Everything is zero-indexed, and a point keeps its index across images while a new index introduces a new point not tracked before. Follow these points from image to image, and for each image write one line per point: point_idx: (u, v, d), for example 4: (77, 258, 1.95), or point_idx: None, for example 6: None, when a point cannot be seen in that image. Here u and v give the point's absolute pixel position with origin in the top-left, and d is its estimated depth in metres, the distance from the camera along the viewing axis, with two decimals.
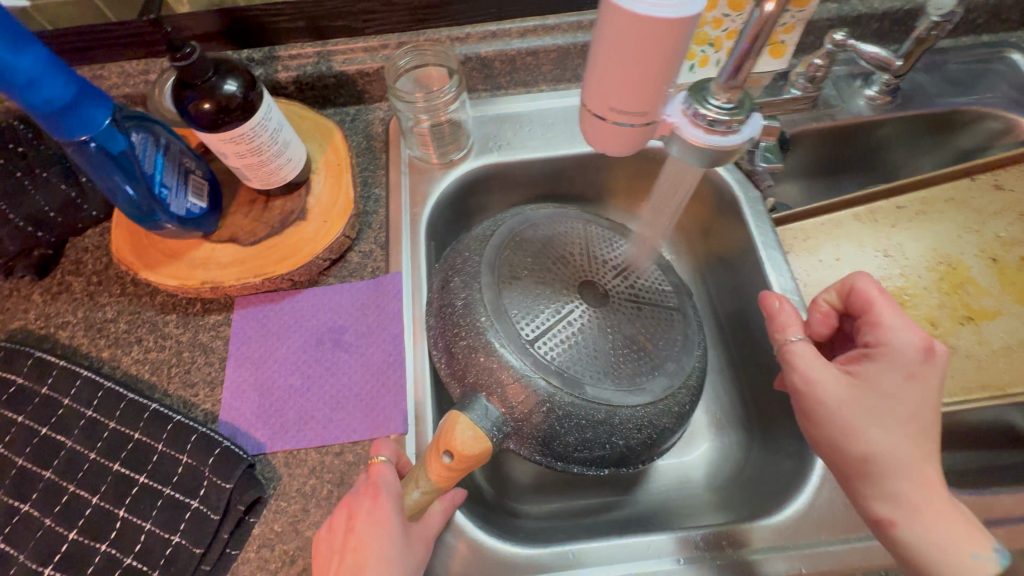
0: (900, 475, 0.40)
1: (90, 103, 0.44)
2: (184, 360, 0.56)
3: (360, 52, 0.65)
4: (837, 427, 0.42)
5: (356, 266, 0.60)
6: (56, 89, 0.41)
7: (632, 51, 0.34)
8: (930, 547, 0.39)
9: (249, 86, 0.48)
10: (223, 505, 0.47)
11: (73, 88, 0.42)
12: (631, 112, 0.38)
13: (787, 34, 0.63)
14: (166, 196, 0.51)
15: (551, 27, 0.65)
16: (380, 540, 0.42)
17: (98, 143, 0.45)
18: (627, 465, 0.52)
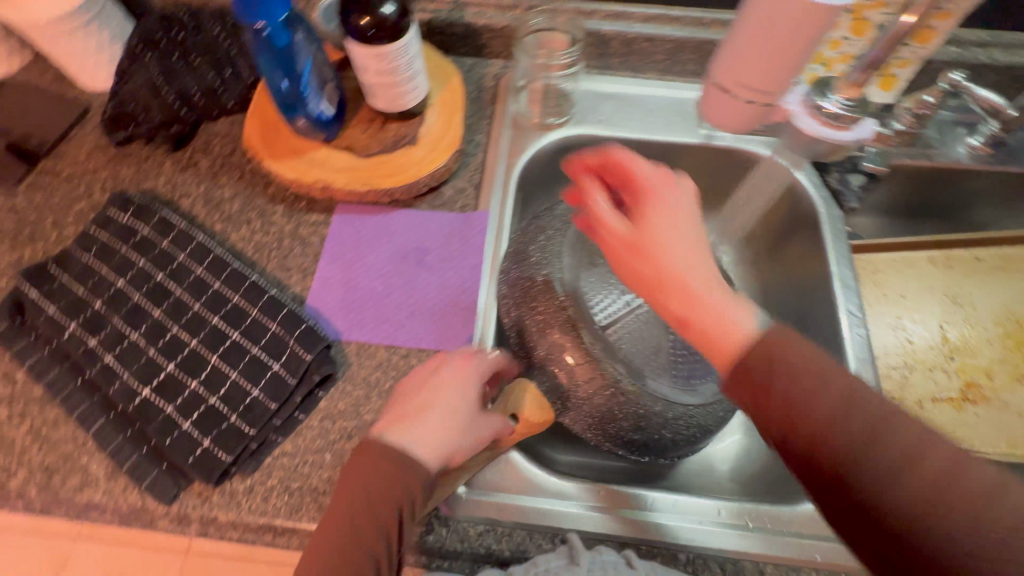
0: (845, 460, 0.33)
1: None
2: (284, 246, 0.62)
3: (492, 9, 0.70)
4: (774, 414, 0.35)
5: (448, 199, 0.65)
6: None
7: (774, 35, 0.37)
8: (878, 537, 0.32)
9: (403, 13, 0.53)
10: (300, 373, 0.53)
11: None
12: (757, 93, 0.42)
13: (901, 69, 0.64)
14: (308, 96, 0.58)
15: (674, 18, 0.68)
16: (458, 398, 0.44)
17: (269, 32, 0.51)
18: (665, 456, 0.55)
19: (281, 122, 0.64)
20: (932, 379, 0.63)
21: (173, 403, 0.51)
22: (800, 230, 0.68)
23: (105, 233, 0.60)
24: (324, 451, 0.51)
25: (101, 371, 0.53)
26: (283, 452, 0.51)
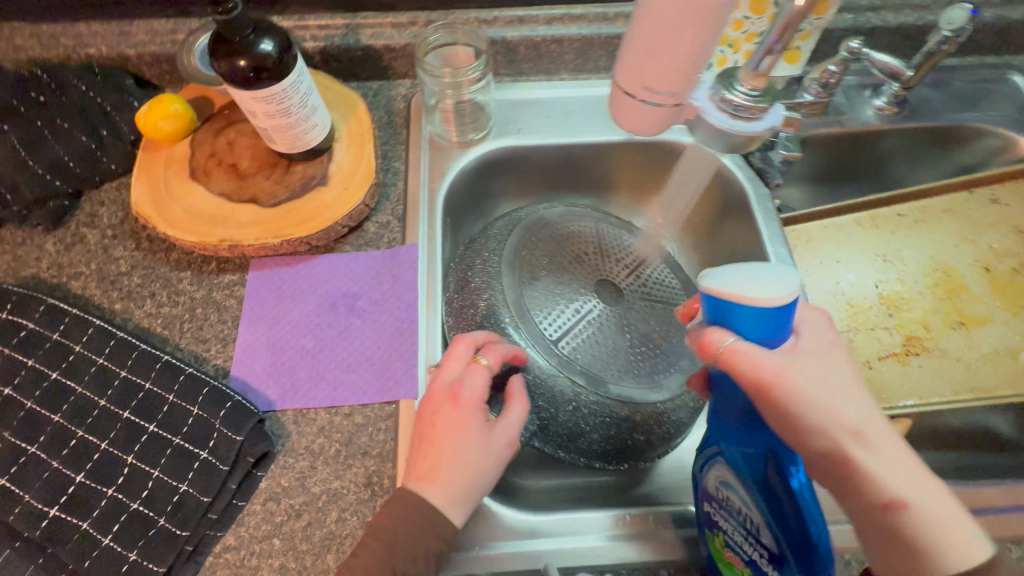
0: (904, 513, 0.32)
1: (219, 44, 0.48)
2: (197, 316, 0.57)
3: (389, 28, 0.66)
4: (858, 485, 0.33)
5: (372, 236, 0.61)
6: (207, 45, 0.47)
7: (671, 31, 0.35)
8: (936, 529, 0.32)
9: (284, 48, 0.49)
10: (232, 456, 0.48)
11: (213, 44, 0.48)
12: (665, 91, 0.39)
13: (804, 42, 0.65)
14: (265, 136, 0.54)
15: (577, 17, 0.67)
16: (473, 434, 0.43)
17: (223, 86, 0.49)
18: (645, 459, 0.53)
19: (174, 180, 0.58)
20: (875, 339, 0.65)
21: (89, 518, 0.46)
22: (733, 212, 0.68)
23: None
24: (272, 537, 0.47)
25: None
26: (227, 546, 0.46)
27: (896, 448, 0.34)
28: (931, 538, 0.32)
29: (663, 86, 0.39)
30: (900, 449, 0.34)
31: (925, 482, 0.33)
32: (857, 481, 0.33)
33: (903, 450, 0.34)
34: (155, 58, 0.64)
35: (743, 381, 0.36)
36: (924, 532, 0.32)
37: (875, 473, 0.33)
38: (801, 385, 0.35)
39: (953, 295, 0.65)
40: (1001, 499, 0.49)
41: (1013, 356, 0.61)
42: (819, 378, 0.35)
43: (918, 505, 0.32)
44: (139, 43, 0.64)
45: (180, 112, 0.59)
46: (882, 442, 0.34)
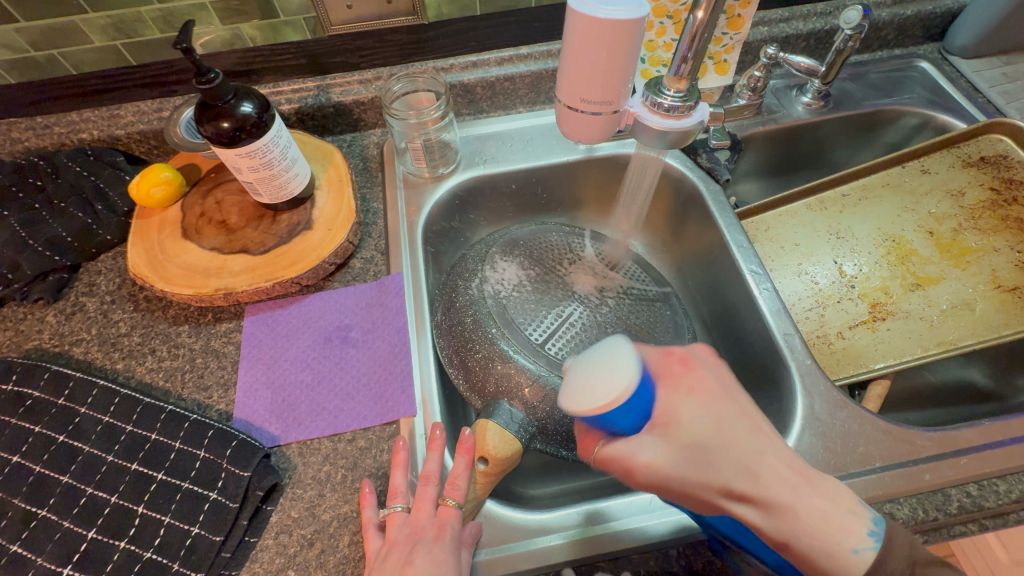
0: (789, 539, 0.36)
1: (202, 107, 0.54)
2: (197, 366, 0.59)
3: (356, 84, 0.72)
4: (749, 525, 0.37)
5: (359, 271, 0.65)
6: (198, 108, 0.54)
7: (596, 52, 0.41)
8: (820, 552, 0.35)
9: (263, 108, 0.54)
10: (241, 493, 0.49)
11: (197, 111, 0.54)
12: (602, 101, 0.45)
13: (728, 54, 0.72)
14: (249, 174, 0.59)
15: (524, 56, 0.74)
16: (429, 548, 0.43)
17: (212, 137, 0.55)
18: None
19: (167, 241, 0.62)
20: (843, 310, 0.69)
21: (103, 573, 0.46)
22: (692, 210, 0.73)
23: None
24: (287, 569, 0.47)
25: (7, 564, 0.46)
26: None
27: (784, 489, 0.36)
28: (820, 565, 0.35)
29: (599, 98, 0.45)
30: (790, 482, 0.36)
31: (805, 514, 0.36)
32: (745, 524, 0.37)
33: (793, 491, 0.36)
34: (143, 135, 0.70)
35: (625, 474, 0.39)
36: (812, 561, 0.35)
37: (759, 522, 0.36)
38: (674, 470, 0.37)
39: (904, 261, 0.70)
40: (980, 438, 0.51)
41: (970, 307, 0.65)
42: (695, 454, 0.37)
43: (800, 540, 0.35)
44: (127, 123, 0.69)
45: (170, 178, 0.64)
46: (772, 493, 0.36)
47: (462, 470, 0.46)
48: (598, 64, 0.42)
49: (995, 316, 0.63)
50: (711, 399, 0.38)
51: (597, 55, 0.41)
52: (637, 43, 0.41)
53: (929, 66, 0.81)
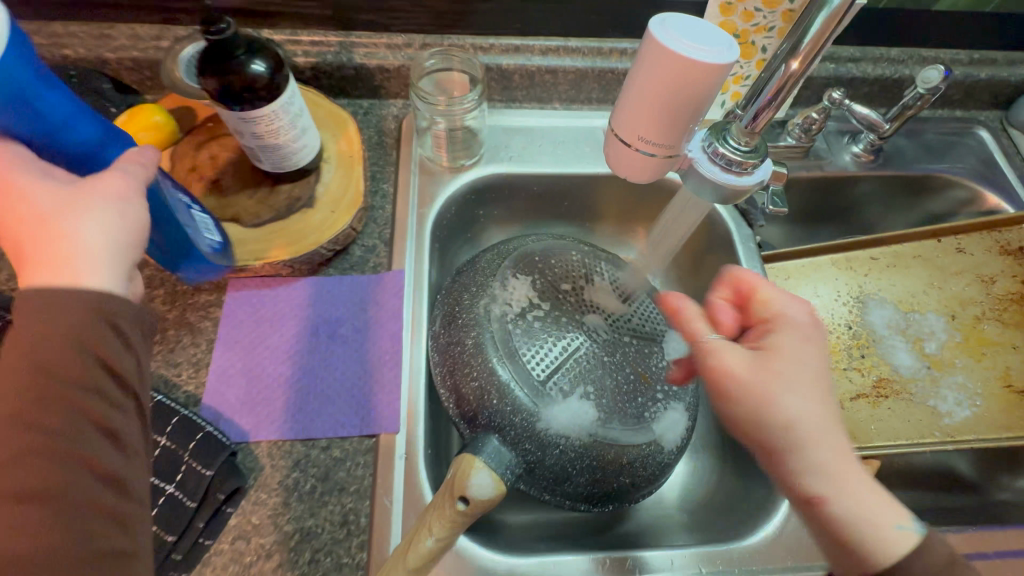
0: (819, 445, 0.36)
1: (115, 146, 0.41)
2: (169, 338, 0.54)
3: (383, 47, 0.65)
4: (748, 401, 0.38)
5: (357, 260, 0.60)
6: (86, 131, 0.38)
7: (663, 78, 0.36)
8: (862, 523, 0.34)
9: (276, 68, 0.48)
10: (201, 492, 0.46)
11: (99, 129, 0.39)
12: (895, 513, 0.34)
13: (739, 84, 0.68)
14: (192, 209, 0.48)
15: (573, 50, 0.67)
16: None
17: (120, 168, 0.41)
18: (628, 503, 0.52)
19: None
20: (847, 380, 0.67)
21: None
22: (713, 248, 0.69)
23: None
24: None
25: None
26: None
27: (836, 454, 0.36)
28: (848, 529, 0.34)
29: (859, 550, 0.34)
30: (835, 465, 0.35)
31: (824, 446, 0.36)
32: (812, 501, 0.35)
33: (827, 450, 0.36)
34: (137, 63, 0.62)
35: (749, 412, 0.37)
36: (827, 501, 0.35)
37: (840, 510, 0.34)
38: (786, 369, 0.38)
39: (918, 338, 0.68)
40: (966, 545, 0.51)
41: (974, 403, 0.64)
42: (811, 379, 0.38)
43: (837, 505, 0.34)
44: (119, 47, 0.61)
45: (160, 124, 0.57)
46: (818, 449, 0.36)
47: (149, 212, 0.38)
48: (847, 479, 0.35)
49: (995, 415, 0.63)
50: (802, 353, 0.39)
51: (841, 498, 0.35)
52: (726, 66, 0.35)
53: (989, 136, 0.76)
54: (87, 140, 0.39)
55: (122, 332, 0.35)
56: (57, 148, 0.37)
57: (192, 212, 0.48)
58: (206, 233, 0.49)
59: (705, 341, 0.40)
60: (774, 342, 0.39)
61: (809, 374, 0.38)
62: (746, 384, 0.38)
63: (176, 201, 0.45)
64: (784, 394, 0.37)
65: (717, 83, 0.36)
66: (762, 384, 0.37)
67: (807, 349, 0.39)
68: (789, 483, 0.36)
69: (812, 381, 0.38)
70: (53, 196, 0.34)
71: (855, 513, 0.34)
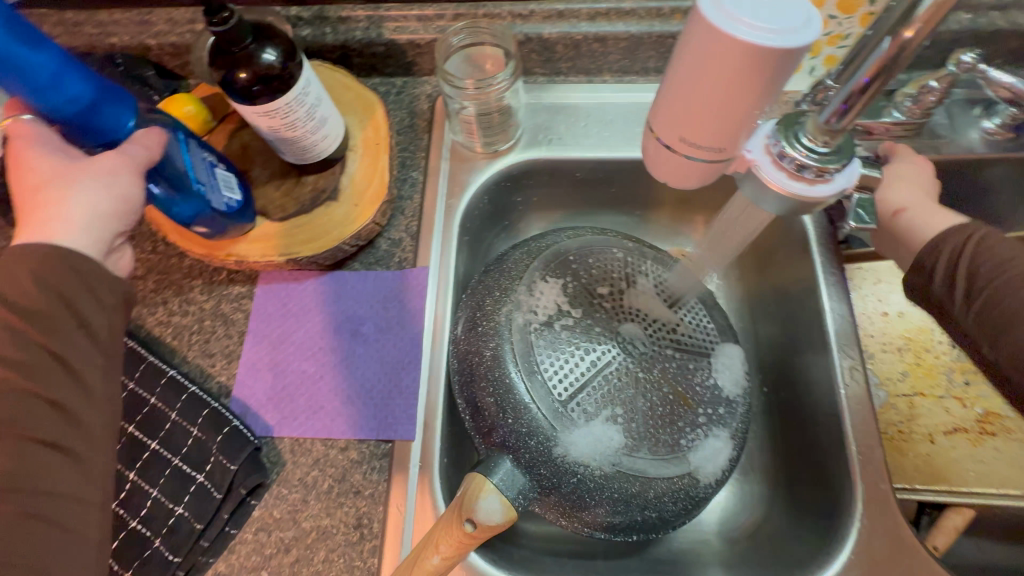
0: (924, 217, 0.46)
1: (111, 103, 0.40)
2: (205, 328, 0.56)
3: (414, 21, 0.60)
4: (917, 237, 0.46)
5: (383, 254, 0.57)
6: (78, 88, 0.37)
7: (713, 66, 0.28)
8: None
9: (288, 56, 0.45)
10: (226, 485, 0.47)
11: (92, 88, 0.38)
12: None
13: (833, 47, 0.56)
14: (203, 192, 0.48)
15: (626, 12, 0.58)
16: None
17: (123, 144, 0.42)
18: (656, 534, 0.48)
19: None
20: (941, 410, 0.57)
21: None
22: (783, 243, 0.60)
23: None
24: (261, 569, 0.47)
25: None
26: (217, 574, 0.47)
27: (943, 220, 0.46)
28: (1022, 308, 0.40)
29: None
30: (1004, 252, 0.41)
31: (992, 255, 0.42)
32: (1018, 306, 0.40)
33: (1010, 255, 0.41)
34: (176, 49, 0.62)
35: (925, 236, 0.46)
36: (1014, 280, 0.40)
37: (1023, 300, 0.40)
38: (927, 219, 0.46)
39: None
40: None
41: None
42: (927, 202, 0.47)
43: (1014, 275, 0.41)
44: (158, 33, 0.61)
45: (193, 115, 0.56)
46: (929, 218, 0.46)
47: (139, 187, 0.42)
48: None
49: None
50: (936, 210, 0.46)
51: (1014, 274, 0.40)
52: (801, 50, 0.26)
53: None
54: (80, 98, 0.37)
55: (96, 294, 0.41)
56: (44, 102, 0.36)
57: (214, 170, 0.50)
58: (223, 191, 0.50)
59: (893, 213, 0.47)
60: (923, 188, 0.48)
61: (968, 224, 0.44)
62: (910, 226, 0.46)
63: (196, 157, 0.48)
64: (931, 220, 0.46)
65: (787, 72, 0.28)
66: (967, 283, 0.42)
67: (942, 217, 0.46)
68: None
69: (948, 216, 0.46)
70: (54, 165, 0.40)
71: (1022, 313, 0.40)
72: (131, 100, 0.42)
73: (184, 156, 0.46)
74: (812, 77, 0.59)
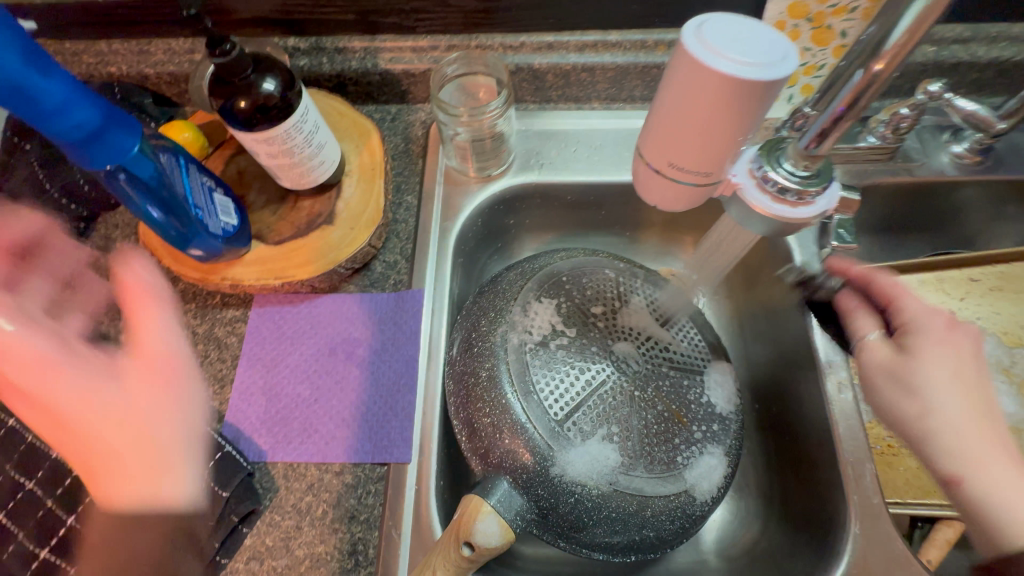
0: (927, 336, 0.40)
1: (117, 130, 0.41)
2: (198, 352, 0.56)
3: (408, 51, 0.62)
4: (888, 377, 0.41)
5: (378, 277, 0.58)
6: (84, 115, 0.38)
7: (696, 97, 0.30)
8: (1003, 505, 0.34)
9: (287, 85, 0.47)
10: (217, 512, 0.47)
11: (98, 114, 0.39)
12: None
13: (809, 76, 0.59)
14: (201, 217, 0.49)
15: (613, 44, 0.60)
16: None
17: (127, 172, 0.42)
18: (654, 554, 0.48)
19: None
20: None
21: None
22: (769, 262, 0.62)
23: None
24: None
25: None
26: None
27: (948, 371, 0.38)
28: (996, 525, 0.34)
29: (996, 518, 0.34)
30: (985, 434, 0.36)
31: (952, 395, 0.38)
32: (942, 427, 0.37)
33: (987, 441, 0.36)
34: (173, 77, 0.64)
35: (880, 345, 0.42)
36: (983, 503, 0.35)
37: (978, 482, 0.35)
38: (936, 360, 0.39)
39: None
40: None
41: None
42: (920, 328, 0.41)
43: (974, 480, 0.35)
44: (157, 62, 0.63)
45: (189, 140, 0.56)
46: (933, 374, 0.39)
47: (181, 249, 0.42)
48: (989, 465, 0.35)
49: None
50: (949, 343, 0.40)
51: (962, 436, 0.36)
52: (777, 82, 0.28)
53: None
54: (84, 124, 0.38)
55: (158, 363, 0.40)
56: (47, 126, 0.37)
57: (213, 195, 0.51)
58: (220, 216, 0.51)
59: (864, 339, 0.44)
60: (924, 332, 0.41)
61: (959, 404, 0.38)
62: (923, 386, 0.39)
63: (195, 182, 0.49)
64: (939, 393, 0.38)
65: (766, 103, 0.30)
66: (901, 376, 0.40)
67: (951, 368, 0.38)
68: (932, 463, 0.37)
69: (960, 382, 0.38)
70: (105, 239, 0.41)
71: (960, 419, 0.37)
72: (138, 126, 0.43)
73: (184, 182, 0.47)
74: (790, 105, 0.62)
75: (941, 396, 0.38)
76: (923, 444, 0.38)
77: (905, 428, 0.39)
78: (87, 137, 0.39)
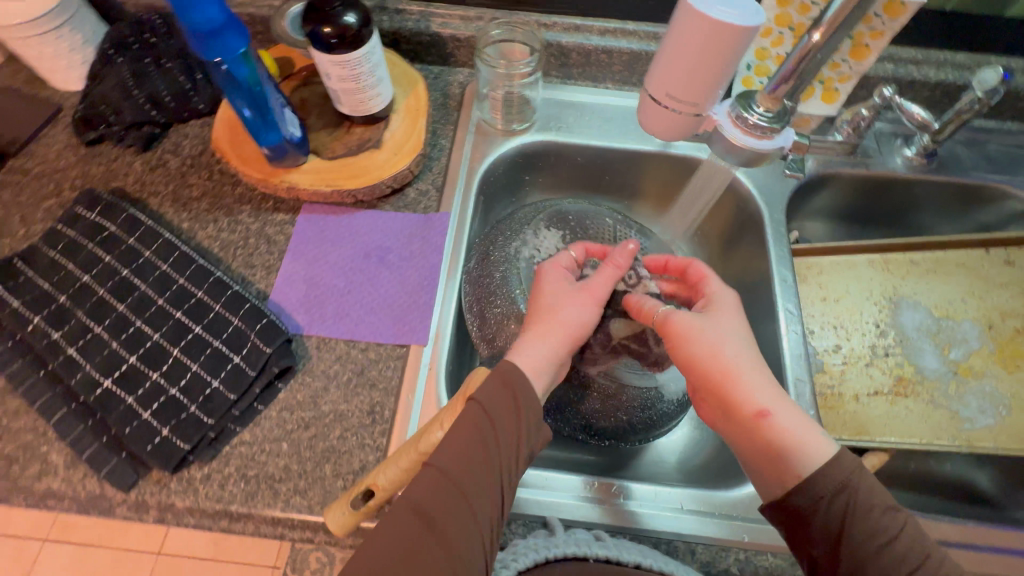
0: (728, 306, 0.50)
1: (233, 33, 0.50)
2: (250, 244, 0.64)
3: (457, 19, 0.73)
4: (700, 337, 0.48)
5: (411, 200, 0.67)
6: (211, 12, 0.47)
7: (691, 39, 0.41)
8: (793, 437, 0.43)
9: (363, 22, 0.56)
10: (260, 365, 0.55)
11: (222, 15, 0.49)
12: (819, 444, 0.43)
13: None
14: (275, 120, 0.59)
15: (629, 32, 0.72)
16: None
17: (228, 66, 0.52)
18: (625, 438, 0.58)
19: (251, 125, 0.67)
20: (866, 375, 0.67)
21: (135, 395, 0.53)
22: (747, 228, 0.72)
23: (72, 230, 0.62)
24: (281, 440, 0.53)
25: (63, 363, 0.55)
26: (242, 441, 0.53)
27: (739, 322, 0.49)
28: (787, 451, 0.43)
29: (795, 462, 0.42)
30: (749, 360, 0.47)
31: (786, 408, 0.44)
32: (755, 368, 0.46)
33: (750, 367, 0.46)
34: (252, 18, 0.74)
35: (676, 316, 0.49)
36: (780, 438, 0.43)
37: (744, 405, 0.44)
38: (724, 323, 0.49)
39: (947, 343, 0.68)
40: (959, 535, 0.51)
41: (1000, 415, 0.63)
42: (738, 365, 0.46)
43: (777, 415, 0.44)
44: (240, 4, 0.73)
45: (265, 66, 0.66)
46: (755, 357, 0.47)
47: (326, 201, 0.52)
48: (785, 412, 0.44)
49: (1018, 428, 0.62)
50: (733, 326, 0.49)
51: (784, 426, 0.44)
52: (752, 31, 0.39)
53: None
54: (212, 20, 0.48)
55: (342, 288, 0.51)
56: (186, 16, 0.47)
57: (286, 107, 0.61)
58: (289, 124, 0.61)
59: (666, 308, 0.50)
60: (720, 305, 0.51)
61: (725, 336, 0.48)
62: (713, 346, 0.47)
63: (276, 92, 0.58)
64: (754, 364, 0.46)
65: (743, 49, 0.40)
66: (709, 330, 0.48)
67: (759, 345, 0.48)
68: (743, 408, 0.45)
69: (748, 348, 0.48)
70: None
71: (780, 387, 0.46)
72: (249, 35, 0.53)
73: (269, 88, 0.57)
74: None
75: (731, 348, 0.47)
76: (730, 384, 0.46)
77: (746, 422, 0.45)
78: (211, 32, 0.48)
